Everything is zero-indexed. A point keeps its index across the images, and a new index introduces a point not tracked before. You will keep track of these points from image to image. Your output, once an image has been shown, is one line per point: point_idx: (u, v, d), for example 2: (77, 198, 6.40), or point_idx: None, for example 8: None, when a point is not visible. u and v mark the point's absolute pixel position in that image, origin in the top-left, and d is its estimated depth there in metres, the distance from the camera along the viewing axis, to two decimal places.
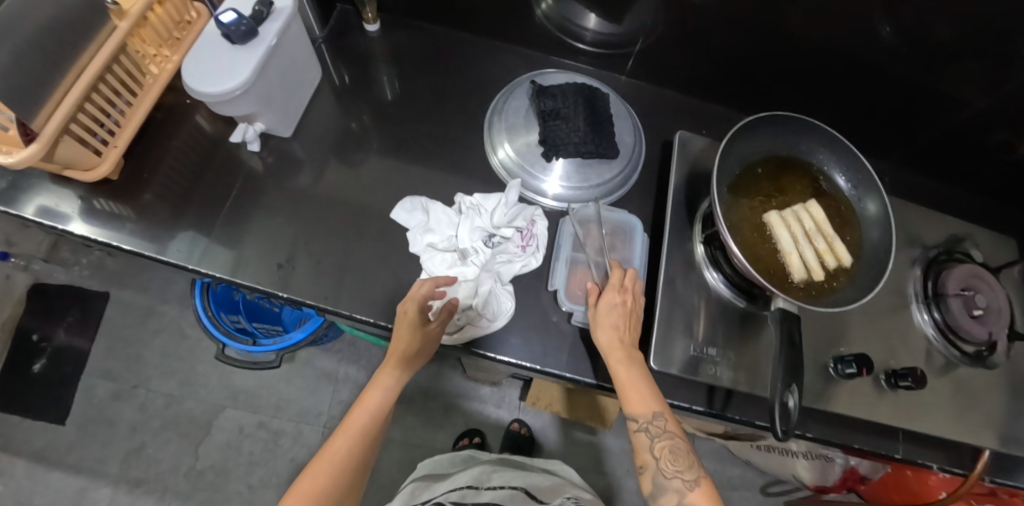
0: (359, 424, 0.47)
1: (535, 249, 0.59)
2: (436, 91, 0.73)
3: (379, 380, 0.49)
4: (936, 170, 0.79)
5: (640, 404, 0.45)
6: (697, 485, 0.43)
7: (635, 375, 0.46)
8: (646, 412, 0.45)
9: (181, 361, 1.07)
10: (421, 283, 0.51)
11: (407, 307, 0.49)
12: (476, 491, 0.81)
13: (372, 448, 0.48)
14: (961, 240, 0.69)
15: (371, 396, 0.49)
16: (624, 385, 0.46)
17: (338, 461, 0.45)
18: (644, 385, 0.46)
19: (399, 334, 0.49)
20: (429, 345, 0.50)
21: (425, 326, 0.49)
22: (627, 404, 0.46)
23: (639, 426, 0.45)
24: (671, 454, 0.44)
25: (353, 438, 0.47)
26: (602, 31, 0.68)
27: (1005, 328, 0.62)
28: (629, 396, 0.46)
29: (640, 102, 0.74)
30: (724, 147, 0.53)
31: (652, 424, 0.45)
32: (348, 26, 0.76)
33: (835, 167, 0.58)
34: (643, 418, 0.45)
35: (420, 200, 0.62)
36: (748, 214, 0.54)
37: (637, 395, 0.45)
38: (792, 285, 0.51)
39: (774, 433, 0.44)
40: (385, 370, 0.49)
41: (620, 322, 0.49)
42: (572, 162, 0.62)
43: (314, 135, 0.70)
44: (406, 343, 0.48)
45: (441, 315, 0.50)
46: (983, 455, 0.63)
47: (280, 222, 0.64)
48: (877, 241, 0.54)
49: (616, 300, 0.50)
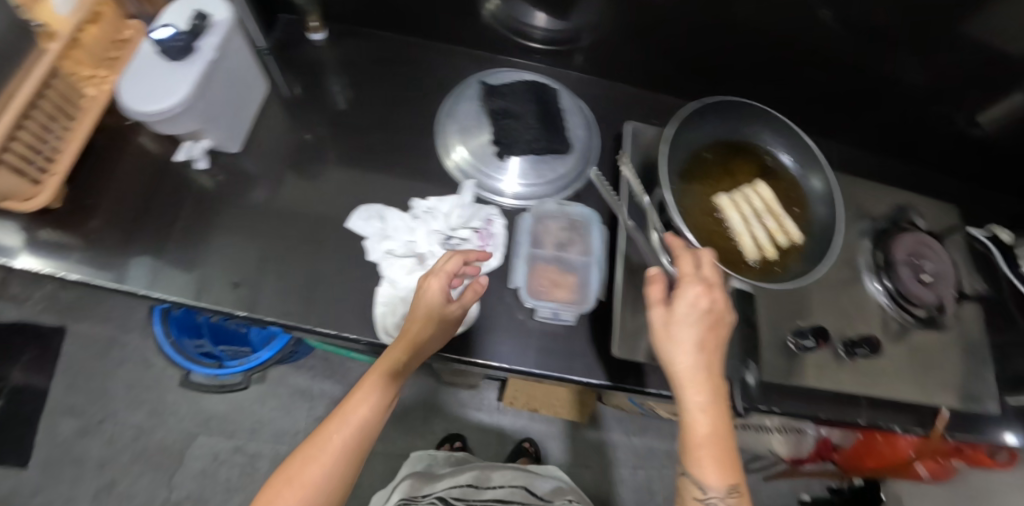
0: (359, 411, 0.45)
1: (494, 249, 0.59)
2: (388, 97, 0.72)
3: (381, 367, 0.47)
4: (881, 145, 0.82)
5: (720, 473, 0.39)
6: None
7: (716, 438, 0.40)
8: (714, 487, 0.39)
9: (147, 391, 1.03)
10: (450, 256, 0.50)
11: (430, 284, 0.48)
12: (477, 491, 0.86)
13: (370, 440, 0.46)
14: (906, 209, 0.72)
15: (372, 381, 0.46)
16: (697, 442, 0.40)
17: (333, 451, 0.43)
18: (723, 454, 0.40)
19: (414, 317, 0.47)
20: (443, 328, 0.48)
21: (445, 307, 0.47)
22: (697, 470, 0.40)
23: (704, 497, 0.40)
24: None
25: (354, 426, 0.44)
26: (552, 28, 0.69)
27: (951, 290, 0.65)
28: (701, 461, 0.39)
29: (593, 96, 0.75)
30: (671, 136, 0.53)
31: (721, 500, 0.39)
32: (295, 36, 0.75)
33: (779, 148, 0.60)
34: (712, 491, 0.39)
35: (375, 208, 0.62)
36: (700, 197, 0.55)
37: (711, 461, 0.39)
38: (747, 265, 0.53)
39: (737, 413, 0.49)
40: (392, 354, 0.47)
41: (703, 349, 0.42)
42: (526, 159, 0.63)
43: (266, 148, 0.69)
44: (421, 325, 0.47)
45: (466, 295, 0.49)
46: (943, 413, 0.63)
47: (235, 241, 0.62)
48: (824, 216, 0.56)
49: (701, 314, 0.43)
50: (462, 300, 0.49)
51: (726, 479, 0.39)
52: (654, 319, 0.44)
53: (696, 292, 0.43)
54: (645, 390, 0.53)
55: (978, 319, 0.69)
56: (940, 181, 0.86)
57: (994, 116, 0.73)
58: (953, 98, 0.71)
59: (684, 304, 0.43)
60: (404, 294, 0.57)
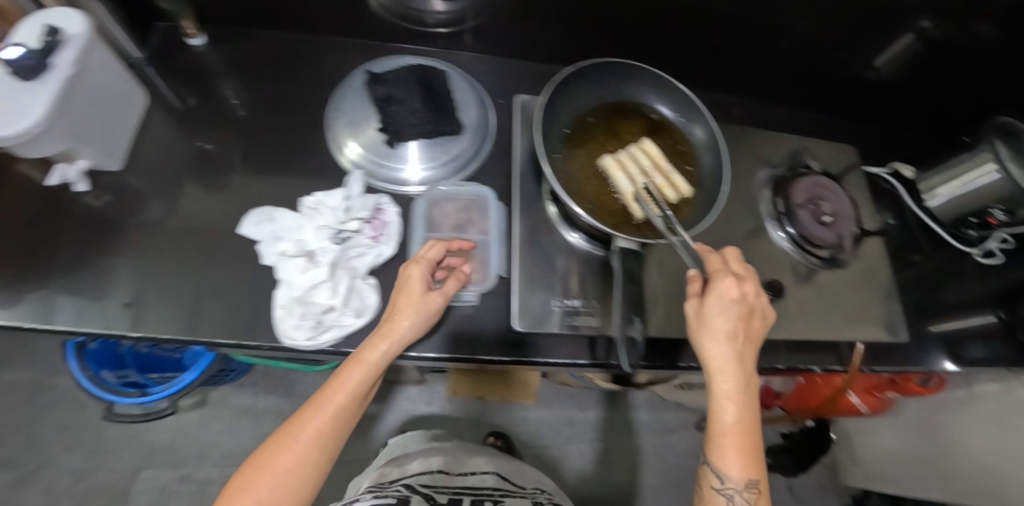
0: (336, 400, 0.46)
1: (388, 238, 0.59)
2: (278, 98, 0.71)
3: (364, 356, 0.48)
4: (782, 96, 0.83)
5: (740, 465, 0.43)
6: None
7: (740, 430, 0.44)
8: (736, 479, 0.43)
9: (81, 432, 0.99)
10: (433, 245, 0.54)
11: (411, 271, 0.52)
12: (450, 477, 0.81)
13: (345, 426, 0.47)
14: (799, 154, 0.74)
15: (353, 370, 0.47)
16: (725, 433, 0.44)
17: (306, 440, 0.45)
18: (745, 447, 0.44)
19: (400, 310, 0.50)
20: (422, 317, 0.50)
21: (424, 293, 0.51)
22: (721, 461, 0.44)
23: (722, 488, 0.43)
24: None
25: (329, 414, 0.46)
26: (449, 12, 0.68)
27: (849, 228, 0.67)
28: (725, 451, 0.44)
29: (489, 74, 0.74)
30: (542, 103, 0.55)
31: (739, 493, 0.43)
32: (173, 43, 0.72)
33: (662, 102, 0.61)
34: (731, 483, 0.43)
35: (265, 210, 0.60)
36: (584, 163, 0.57)
37: (735, 454, 0.43)
38: (636, 225, 0.54)
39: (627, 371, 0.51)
40: (372, 347, 0.48)
41: (733, 340, 0.46)
42: (418, 144, 0.62)
43: (152, 162, 0.66)
44: (405, 318, 0.50)
45: (450, 282, 0.53)
46: (858, 347, 0.65)
47: (119, 262, 0.59)
48: (711, 165, 0.58)
49: (732, 307, 0.47)
50: (443, 289, 0.52)
51: (745, 473, 0.43)
52: (688, 311, 0.48)
53: (729, 285, 0.47)
54: (549, 361, 0.56)
55: (880, 251, 0.72)
56: (843, 125, 0.88)
57: (890, 61, 0.76)
58: (840, 43, 0.73)
59: (714, 296, 0.47)
60: (301, 294, 0.56)
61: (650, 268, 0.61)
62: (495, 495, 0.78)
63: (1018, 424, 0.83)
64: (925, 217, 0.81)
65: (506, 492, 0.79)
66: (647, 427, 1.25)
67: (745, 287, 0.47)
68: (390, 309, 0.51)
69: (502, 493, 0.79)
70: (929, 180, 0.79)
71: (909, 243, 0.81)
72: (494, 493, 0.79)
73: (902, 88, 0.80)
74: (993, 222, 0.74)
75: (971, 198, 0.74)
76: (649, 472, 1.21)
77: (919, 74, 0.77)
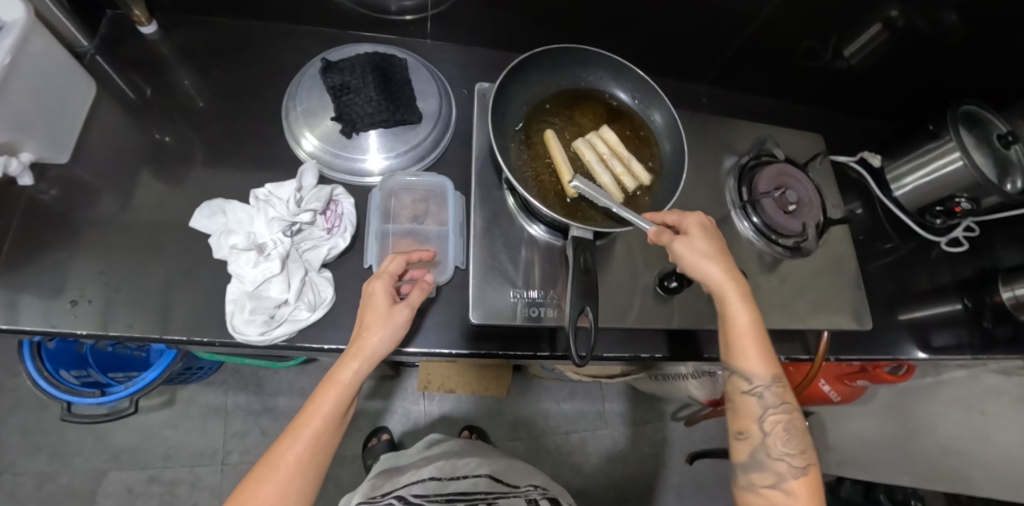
0: (312, 426, 0.45)
1: (342, 230, 0.59)
2: (232, 88, 0.69)
3: (337, 377, 0.46)
4: (747, 85, 0.83)
5: (762, 366, 0.48)
6: (803, 472, 0.48)
7: (755, 335, 0.49)
8: (765, 378, 0.48)
9: (45, 434, 1.00)
10: (391, 259, 0.52)
11: (373, 287, 0.50)
12: (443, 484, 0.81)
13: (328, 449, 0.46)
14: (765, 141, 0.73)
15: (327, 392, 0.46)
16: (744, 337, 0.49)
17: (285, 469, 0.43)
18: (764, 349, 0.49)
19: (367, 325, 0.48)
20: (391, 331, 0.48)
21: (390, 308, 0.49)
22: (747, 366, 0.48)
23: (753, 390, 0.49)
24: (782, 433, 0.48)
25: (307, 441, 0.44)
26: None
27: (815, 218, 0.67)
28: (749, 356, 0.48)
29: (449, 63, 0.73)
30: (496, 91, 0.57)
31: (767, 390, 0.49)
32: (123, 32, 0.70)
33: (620, 91, 0.63)
34: (759, 382, 0.49)
35: (216, 202, 0.58)
36: (542, 152, 0.58)
37: (758, 356, 0.48)
38: (593, 213, 0.55)
39: (575, 363, 0.48)
40: (345, 365, 0.47)
41: (724, 258, 0.50)
42: (375, 134, 0.61)
43: (98, 155, 0.64)
44: (375, 335, 0.48)
45: (414, 293, 0.51)
46: (824, 335, 0.66)
47: (62, 260, 0.57)
48: (671, 151, 0.60)
49: (710, 233, 0.51)
50: (408, 300, 0.50)
51: (768, 371, 0.49)
52: (676, 249, 0.50)
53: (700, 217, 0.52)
54: (509, 353, 0.57)
55: (846, 238, 0.72)
56: (810, 113, 0.88)
57: (858, 51, 0.76)
58: (801, 32, 0.72)
59: (692, 227, 0.51)
60: (253, 288, 0.54)
61: (609, 258, 0.62)
62: (487, 498, 0.77)
63: (984, 409, 0.86)
64: (892, 206, 0.80)
65: (499, 494, 0.79)
66: (618, 420, 1.28)
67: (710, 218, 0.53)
68: (358, 325, 0.49)
69: (495, 495, 0.78)
70: (894, 167, 0.78)
71: (878, 232, 0.82)
72: (487, 496, 0.78)
73: (866, 78, 0.80)
74: (957, 210, 0.74)
75: (937, 187, 0.74)
76: (625, 463, 1.25)
77: (886, 63, 0.77)
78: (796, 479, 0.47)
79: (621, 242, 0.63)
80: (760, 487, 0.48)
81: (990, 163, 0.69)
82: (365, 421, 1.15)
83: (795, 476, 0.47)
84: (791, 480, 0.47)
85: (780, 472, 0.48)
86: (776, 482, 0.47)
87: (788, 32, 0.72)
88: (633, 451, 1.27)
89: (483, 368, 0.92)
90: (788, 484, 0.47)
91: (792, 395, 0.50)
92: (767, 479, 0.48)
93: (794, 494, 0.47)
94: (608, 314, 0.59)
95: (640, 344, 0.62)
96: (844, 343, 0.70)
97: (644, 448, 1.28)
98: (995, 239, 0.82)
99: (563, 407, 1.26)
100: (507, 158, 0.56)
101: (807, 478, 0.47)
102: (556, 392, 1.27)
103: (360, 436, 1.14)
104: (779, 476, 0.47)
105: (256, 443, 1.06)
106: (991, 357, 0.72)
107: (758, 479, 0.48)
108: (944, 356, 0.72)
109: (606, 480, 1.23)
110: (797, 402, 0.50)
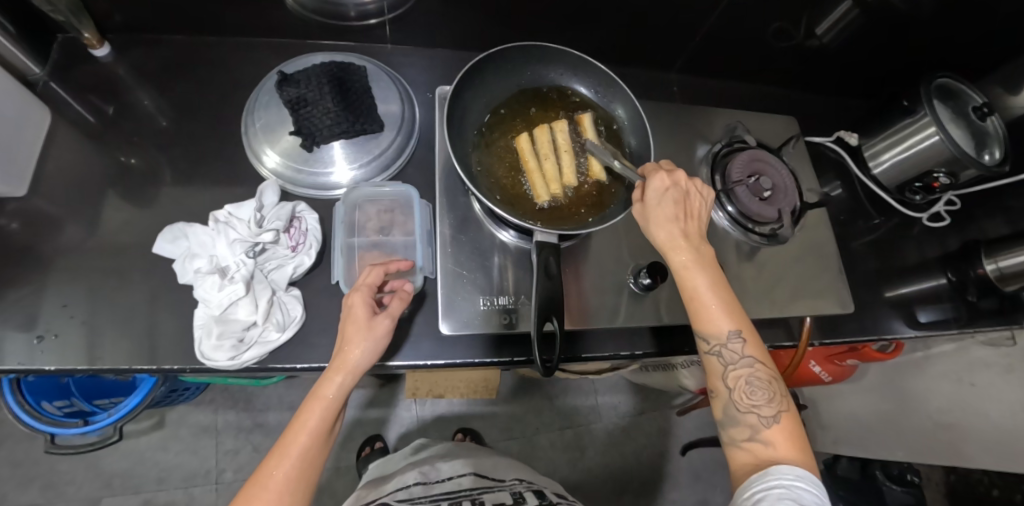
0: (298, 444, 0.44)
1: (308, 247, 0.58)
2: (188, 108, 0.67)
3: (320, 392, 0.46)
4: (717, 69, 0.82)
5: (713, 326, 0.45)
6: (776, 422, 0.43)
7: (706, 290, 0.46)
8: (721, 335, 0.45)
9: (36, 465, 1.00)
10: (370, 270, 0.50)
11: (352, 300, 0.48)
12: (428, 487, 0.80)
13: (317, 467, 0.45)
14: (736, 127, 0.72)
15: (313, 408, 0.45)
16: (695, 299, 0.46)
17: (273, 490, 0.42)
18: (721, 303, 0.46)
19: (348, 339, 0.47)
20: (374, 343, 0.47)
21: (371, 320, 0.48)
22: (702, 326, 0.46)
23: (712, 349, 0.46)
24: (747, 387, 0.45)
25: (297, 458, 0.44)
26: (361, 2, 0.64)
27: (788, 203, 0.66)
28: (703, 313, 0.46)
29: (412, 67, 0.72)
30: (452, 95, 0.56)
31: (726, 347, 0.45)
32: (74, 57, 0.68)
33: (586, 86, 0.62)
34: (718, 340, 0.45)
35: (178, 226, 0.57)
36: (504, 156, 0.58)
37: (715, 312, 0.46)
38: (559, 217, 0.55)
39: (541, 371, 0.48)
40: (329, 378, 0.46)
41: (678, 222, 0.48)
42: (337, 145, 0.61)
43: (56, 185, 0.62)
44: (358, 351, 0.47)
45: (394, 304, 0.50)
46: (806, 321, 0.66)
47: (26, 295, 0.56)
48: (636, 145, 0.59)
49: (670, 192, 0.49)
50: (389, 310, 0.49)
51: (726, 327, 0.45)
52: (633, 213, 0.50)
53: (661, 178, 0.49)
54: (485, 361, 0.57)
55: (823, 221, 0.71)
56: (784, 95, 0.87)
57: (829, 29, 0.74)
58: (767, 12, 0.70)
59: (655, 186, 0.49)
60: (220, 313, 0.53)
61: (583, 258, 0.61)
62: (472, 494, 0.77)
63: (974, 381, 0.86)
64: (870, 184, 0.79)
65: (484, 489, 0.79)
66: (612, 413, 1.28)
67: (675, 175, 0.50)
68: (340, 339, 0.48)
69: (479, 491, 0.79)
70: (872, 144, 0.77)
71: (858, 211, 0.81)
72: (471, 493, 0.78)
73: (839, 57, 0.79)
74: (936, 186, 0.73)
75: (914, 164, 0.73)
76: (622, 455, 1.25)
77: (857, 41, 0.75)
78: (769, 428, 0.43)
79: (594, 241, 0.62)
80: (740, 442, 0.44)
81: (966, 136, 0.69)
82: (358, 430, 1.15)
83: (768, 427, 0.43)
84: (764, 430, 0.43)
85: (755, 428, 0.43)
86: (751, 435, 0.43)
87: (757, 15, 0.71)
88: (629, 441, 1.27)
89: (467, 372, 0.92)
90: (764, 434, 0.43)
91: (756, 347, 0.46)
92: (742, 434, 0.44)
93: (771, 446, 0.42)
94: (584, 316, 0.58)
95: (617, 340, 0.62)
96: (826, 328, 0.70)
97: (640, 438, 1.28)
98: (977, 211, 0.81)
99: (556, 404, 1.26)
100: (468, 166, 0.55)
101: (781, 427, 0.43)
102: (549, 389, 1.27)
103: (354, 446, 1.13)
104: (753, 429, 0.43)
105: (249, 461, 1.06)
106: (977, 329, 0.72)
107: (736, 435, 0.44)
108: (929, 332, 0.72)
109: (603, 474, 1.23)
110: (766, 355, 0.46)
